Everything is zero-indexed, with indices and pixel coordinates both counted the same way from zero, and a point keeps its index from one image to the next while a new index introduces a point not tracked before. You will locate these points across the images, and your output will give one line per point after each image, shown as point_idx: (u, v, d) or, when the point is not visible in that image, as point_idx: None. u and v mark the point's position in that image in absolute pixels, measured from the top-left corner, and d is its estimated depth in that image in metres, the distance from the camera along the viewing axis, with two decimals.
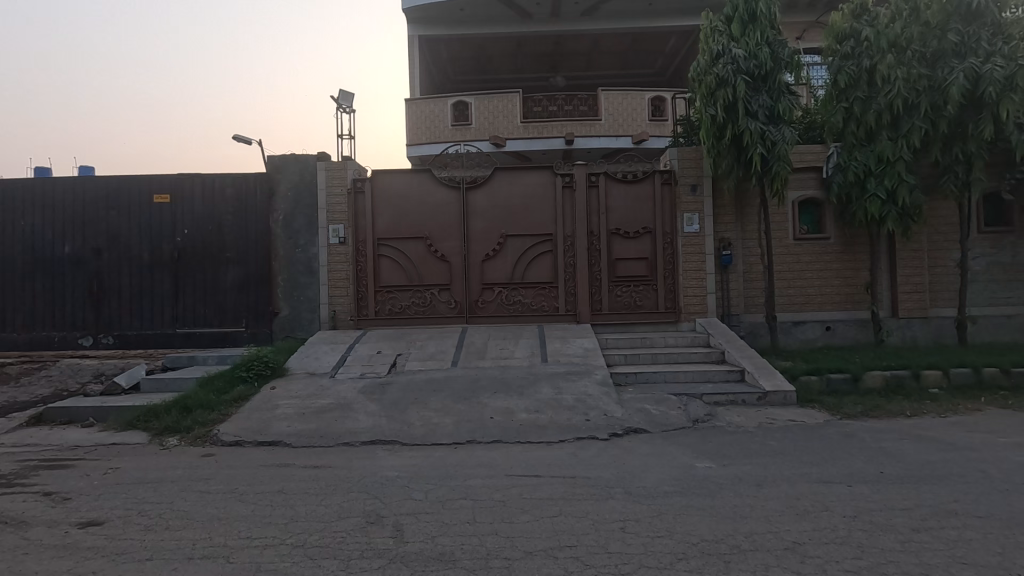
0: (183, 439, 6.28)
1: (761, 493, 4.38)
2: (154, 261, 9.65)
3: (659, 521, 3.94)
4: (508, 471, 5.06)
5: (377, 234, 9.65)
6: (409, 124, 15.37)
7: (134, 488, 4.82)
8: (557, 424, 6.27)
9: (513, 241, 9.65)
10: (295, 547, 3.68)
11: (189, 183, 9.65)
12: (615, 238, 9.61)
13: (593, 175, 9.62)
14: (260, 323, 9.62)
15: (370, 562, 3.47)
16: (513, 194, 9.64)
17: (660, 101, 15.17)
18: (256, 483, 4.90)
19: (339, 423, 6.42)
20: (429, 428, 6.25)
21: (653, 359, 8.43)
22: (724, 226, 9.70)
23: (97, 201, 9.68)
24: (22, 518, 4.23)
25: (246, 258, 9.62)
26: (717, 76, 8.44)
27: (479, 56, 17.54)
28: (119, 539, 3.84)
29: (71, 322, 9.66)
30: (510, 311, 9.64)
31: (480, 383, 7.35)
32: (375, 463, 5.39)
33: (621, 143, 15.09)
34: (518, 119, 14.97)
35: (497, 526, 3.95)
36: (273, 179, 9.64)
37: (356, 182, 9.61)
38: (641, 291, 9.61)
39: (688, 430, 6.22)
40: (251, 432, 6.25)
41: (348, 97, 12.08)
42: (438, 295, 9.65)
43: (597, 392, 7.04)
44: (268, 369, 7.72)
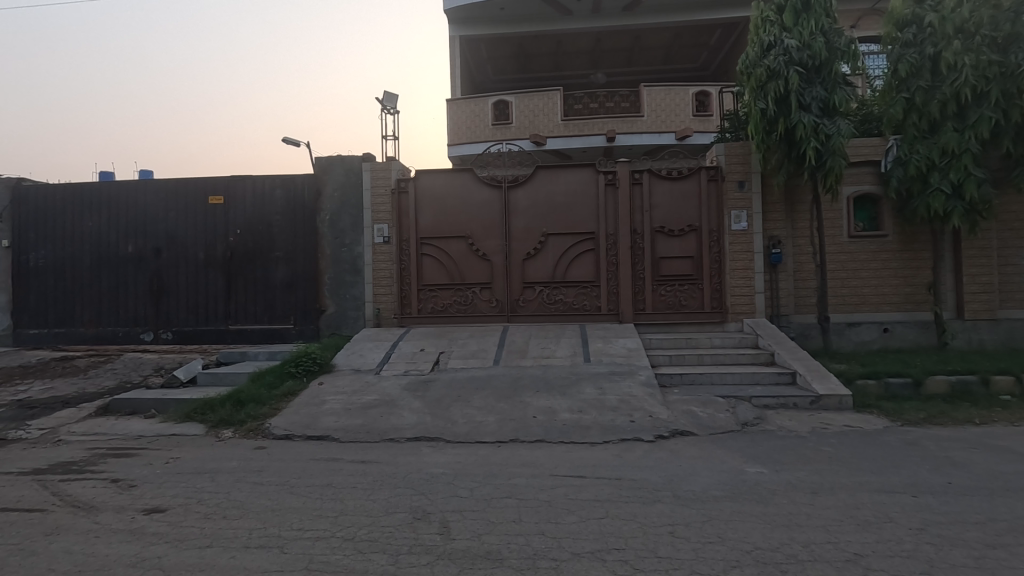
0: (237, 431, 6.51)
1: (817, 501, 4.21)
2: (208, 260, 10.06)
3: (709, 527, 3.84)
4: (552, 472, 5.03)
5: (420, 233, 9.78)
6: (450, 123, 15.49)
7: (193, 477, 5.04)
8: (601, 425, 6.20)
9: (554, 239, 9.60)
10: (345, 541, 3.75)
11: (241, 185, 10.01)
12: (659, 236, 9.43)
13: (637, 173, 9.46)
14: (308, 320, 9.90)
15: (418, 558, 3.50)
16: (555, 192, 9.59)
17: (705, 96, 14.83)
18: (306, 476, 5.03)
19: (384, 419, 6.53)
20: (472, 426, 6.29)
21: (698, 360, 8.24)
22: (774, 224, 9.40)
23: (156, 203, 10.16)
24: (93, 503, 4.48)
25: (295, 257, 9.92)
26: (768, 68, 8.14)
27: (519, 55, 17.55)
28: (181, 526, 4.01)
29: (133, 318, 10.18)
30: (551, 310, 9.58)
31: (522, 382, 7.34)
32: (419, 460, 5.45)
33: (663, 140, 14.83)
34: (558, 117, 14.90)
35: (543, 526, 3.93)
36: (320, 181, 9.90)
37: (400, 182, 9.77)
38: (686, 290, 9.41)
39: (737, 433, 6.03)
40: (300, 426, 6.43)
41: (392, 98, 12.30)
42: (480, 293, 9.70)
43: (641, 393, 6.93)
44: (316, 365, 7.93)
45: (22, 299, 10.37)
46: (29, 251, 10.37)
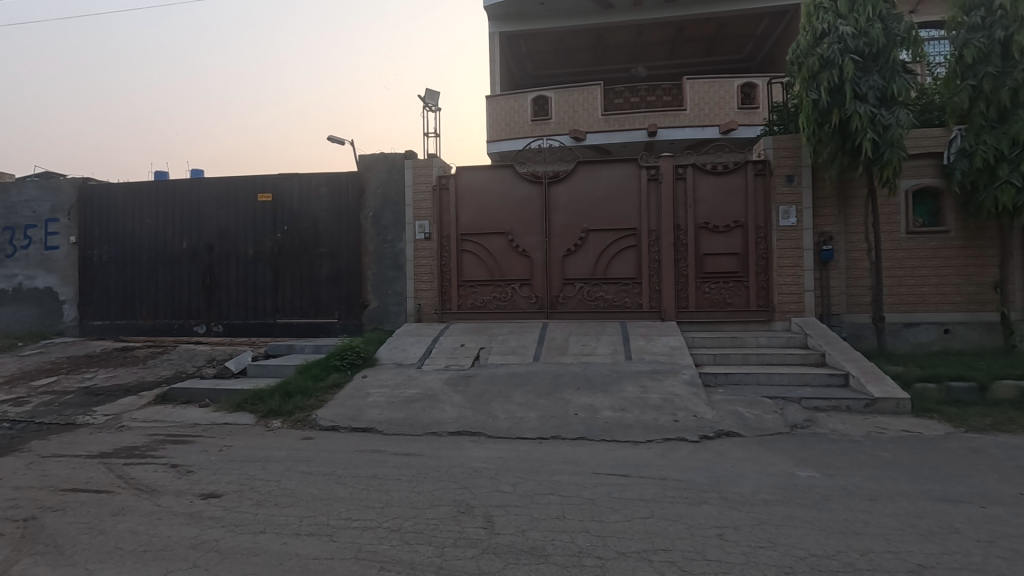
0: (286, 421, 6.71)
1: (875, 509, 4.03)
2: (257, 256, 10.40)
3: (760, 531, 3.73)
4: (594, 470, 4.99)
5: (460, 229, 9.84)
6: (490, 120, 15.52)
7: (245, 465, 5.22)
8: (644, 424, 6.10)
9: (595, 236, 9.50)
10: (392, 532, 3.81)
11: (288, 182, 10.31)
12: (703, 232, 9.22)
13: (681, 167, 9.27)
14: (351, 315, 10.14)
15: (463, 551, 3.53)
16: (596, 188, 9.50)
17: (751, 88, 14.39)
18: (352, 467, 5.14)
19: (426, 413, 6.62)
20: (514, 422, 6.30)
21: (744, 360, 8.02)
22: (826, 219, 9.06)
23: (209, 201, 10.57)
24: (154, 486, 4.71)
25: (339, 253, 10.16)
26: (820, 57, 7.81)
27: (558, 50, 17.42)
28: (236, 511, 4.17)
29: (187, 311, 10.64)
30: (591, 307, 9.49)
31: (562, 379, 7.30)
32: (461, 454, 5.49)
33: (707, 134, 14.49)
34: (598, 112, 14.74)
35: (587, 524, 3.90)
36: (364, 178, 10.10)
37: (441, 179, 9.86)
38: (731, 288, 9.17)
39: (786, 435, 5.83)
40: (346, 418, 6.59)
41: (434, 95, 12.42)
42: (519, 289, 9.69)
43: (684, 392, 6.79)
44: (360, 359, 8.10)
45: (87, 292, 10.98)
46: (93, 247, 10.96)
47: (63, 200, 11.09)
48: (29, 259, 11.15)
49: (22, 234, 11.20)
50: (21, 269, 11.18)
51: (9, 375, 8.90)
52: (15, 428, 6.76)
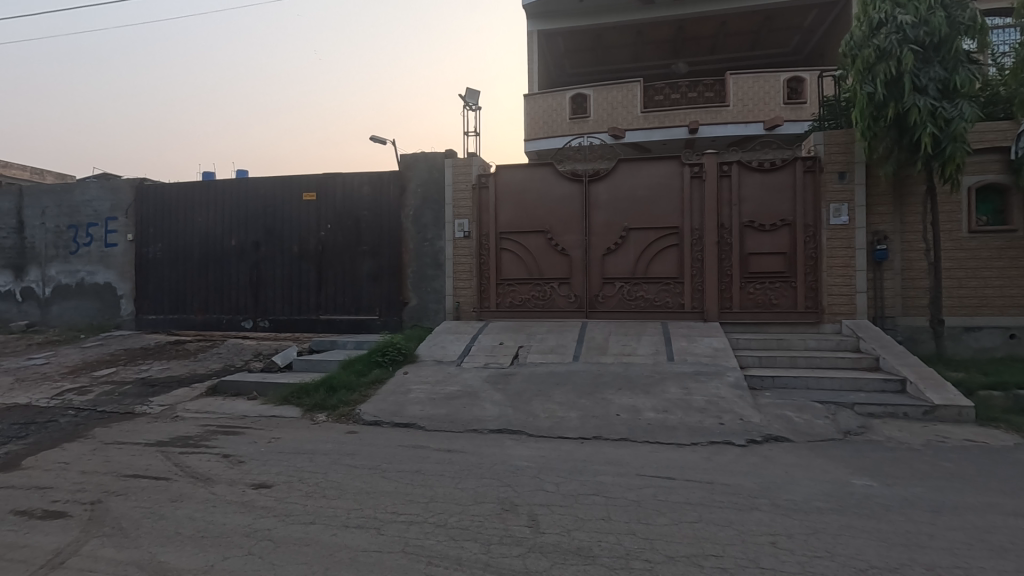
0: (330, 415, 6.86)
1: (940, 521, 3.83)
2: (301, 254, 10.67)
3: (815, 540, 3.60)
4: (638, 471, 4.91)
5: (499, 227, 9.84)
6: (528, 118, 15.50)
7: (293, 457, 5.36)
8: (688, 427, 5.98)
9: (636, 234, 9.37)
10: (438, 527, 3.84)
11: (332, 181, 10.54)
12: (748, 230, 8.97)
13: (726, 164, 9.04)
14: (391, 311, 10.29)
15: (510, 549, 3.53)
16: (637, 186, 9.37)
17: (798, 83, 13.95)
18: (396, 462, 5.21)
19: (467, 410, 6.66)
20: (555, 421, 6.27)
21: (791, 363, 7.76)
22: (879, 218, 8.71)
23: (257, 199, 10.90)
24: (209, 475, 4.88)
25: (380, 251, 10.33)
26: (877, 48, 7.48)
27: (597, 47, 17.25)
28: (286, 501, 4.28)
29: (235, 307, 11.00)
30: (631, 307, 9.36)
31: (603, 380, 7.23)
32: (503, 452, 5.49)
33: (751, 130, 14.11)
34: (638, 109, 14.52)
35: (634, 526, 3.83)
36: (405, 177, 10.23)
37: (481, 177, 9.89)
38: (777, 288, 8.90)
39: (838, 442, 5.61)
40: (388, 413, 6.69)
41: (474, 94, 12.48)
42: (558, 288, 9.63)
43: (730, 394, 6.62)
44: (401, 355, 8.22)
45: (143, 288, 11.47)
46: (148, 244, 11.44)
47: (122, 200, 11.62)
48: (90, 256, 11.74)
49: (85, 232, 11.79)
50: (83, 265, 11.79)
51: (73, 366, 9.39)
52: (79, 416, 7.11)
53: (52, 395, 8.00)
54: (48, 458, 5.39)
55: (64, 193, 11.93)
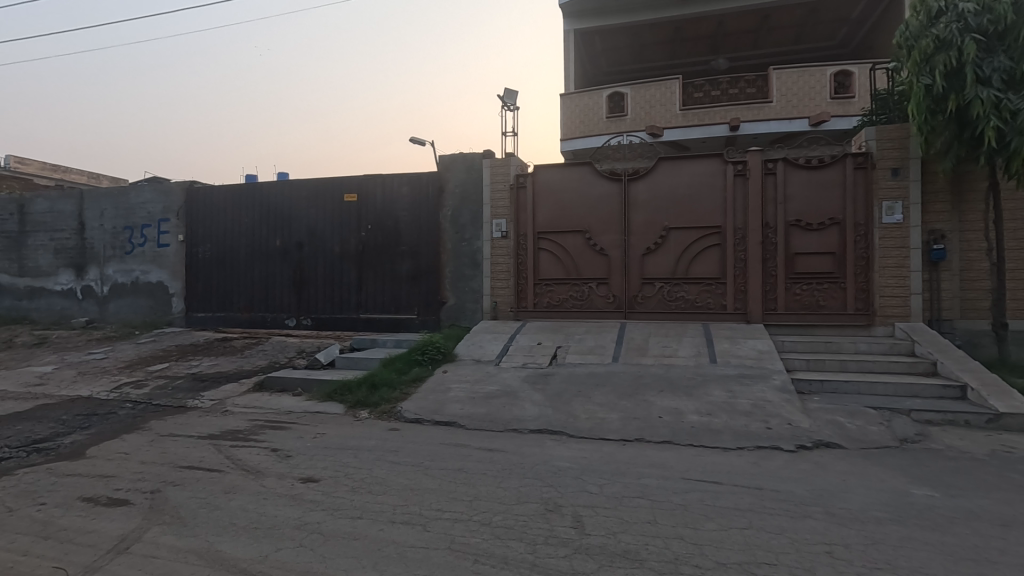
0: (372, 412, 6.97)
1: (1010, 535, 3.62)
2: (343, 254, 10.90)
3: (875, 551, 3.45)
4: (683, 475, 4.82)
5: (537, 227, 9.80)
6: (564, 118, 15.43)
7: (338, 452, 5.47)
8: (734, 430, 5.84)
9: (676, 234, 9.20)
10: (482, 525, 3.85)
11: (373, 183, 10.72)
12: (794, 230, 8.71)
13: (771, 162, 8.80)
14: (429, 311, 10.40)
15: (555, 550, 3.50)
16: (678, 184, 9.21)
17: (845, 76, 13.46)
18: (438, 460, 5.26)
19: (506, 410, 6.66)
20: (595, 423, 6.21)
21: (841, 367, 7.49)
22: (936, 216, 8.32)
23: (300, 201, 11.17)
24: (259, 468, 5.03)
25: (419, 251, 10.46)
26: (936, 38, 7.15)
27: (634, 44, 17.04)
28: (334, 496, 4.37)
29: (279, 305, 11.30)
30: (671, 307, 9.20)
31: (643, 381, 7.13)
32: (544, 452, 5.48)
33: (795, 126, 13.69)
34: (677, 107, 14.27)
35: (681, 530, 3.76)
36: (443, 178, 10.34)
37: (518, 177, 9.89)
38: (825, 289, 8.60)
39: (894, 450, 5.38)
40: (428, 411, 6.76)
41: (512, 94, 12.50)
42: (596, 289, 9.53)
43: (777, 398, 6.43)
44: (440, 354, 8.29)
45: (192, 287, 11.92)
46: (198, 244, 11.88)
47: (173, 202, 12.10)
48: (144, 256, 12.27)
49: (139, 233, 12.33)
50: (137, 265, 12.34)
51: (129, 361, 9.83)
52: (136, 409, 7.43)
53: (111, 388, 8.39)
54: (110, 449, 5.65)
55: (120, 196, 12.50)
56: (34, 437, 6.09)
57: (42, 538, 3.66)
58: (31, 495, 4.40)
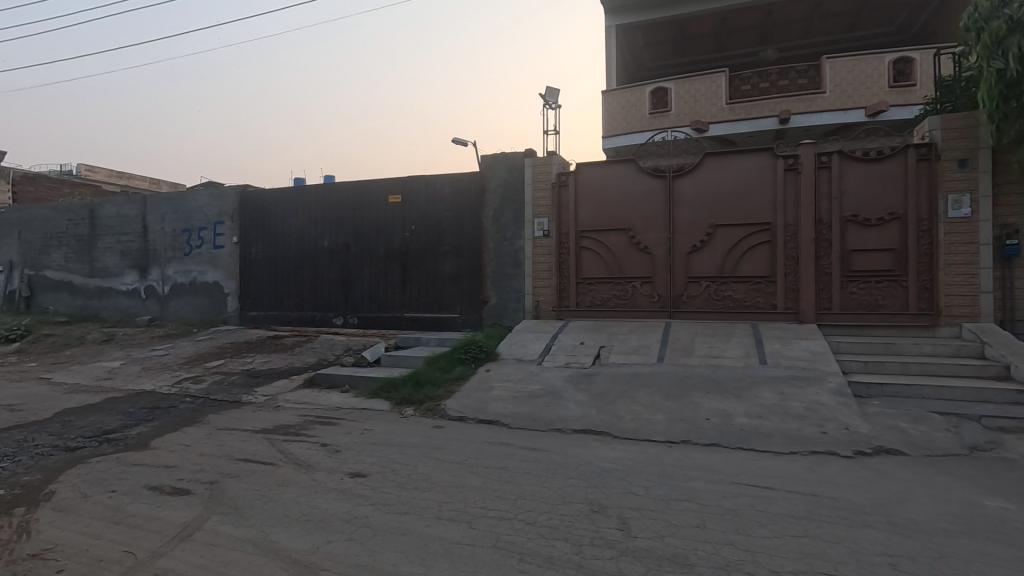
0: (417, 410, 7.08)
1: None
2: (387, 254, 11.12)
3: (943, 565, 3.25)
4: (733, 479, 4.68)
5: (579, 226, 9.72)
6: (606, 115, 15.25)
7: (385, 448, 5.58)
8: (786, 434, 5.63)
9: (723, 231, 8.95)
10: (527, 524, 3.84)
11: (416, 183, 10.89)
12: (851, 225, 8.33)
13: (825, 155, 8.44)
14: (472, 310, 10.48)
15: (601, 551, 3.46)
16: (725, 180, 8.95)
17: (906, 63, 12.77)
18: (482, 458, 5.29)
19: (550, 409, 6.64)
20: (640, 424, 6.11)
21: (903, 370, 7.11)
22: (1009, 209, 7.80)
23: (347, 203, 11.46)
24: (310, 462, 5.19)
25: (462, 250, 10.55)
26: (1009, 19, 6.67)
27: (678, 38, 16.68)
28: (381, 491, 4.45)
29: (327, 304, 11.63)
30: (718, 307, 8.96)
31: (690, 382, 6.97)
32: (588, 453, 5.43)
33: (850, 117, 13.10)
34: (723, 101, 13.88)
35: (731, 536, 3.65)
36: (485, 178, 10.40)
37: (560, 176, 9.83)
38: (885, 288, 8.19)
39: (963, 458, 5.07)
40: (472, 410, 6.82)
41: (553, 93, 12.44)
42: (640, 288, 9.38)
43: (833, 401, 6.16)
44: (483, 353, 8.33)
45: (246, 287, 12.41)
46: (251, 246, 12.35)
47: (227, 205, 12.62)
48: (201, 257, 12.86)
49: (196, 235, 12.93)
50: (195, 265, 12.94)
51: (188, 357, 10.33)
52: (196, 403, 7.80)
53: (173, 383, 8.84)
54: (172, 440, 5.94)
55: (179, 200, 13.13)
56: (104, 427, 6.48)
57: (113, 523, 3.88)
58: (102, 483, 4.68)
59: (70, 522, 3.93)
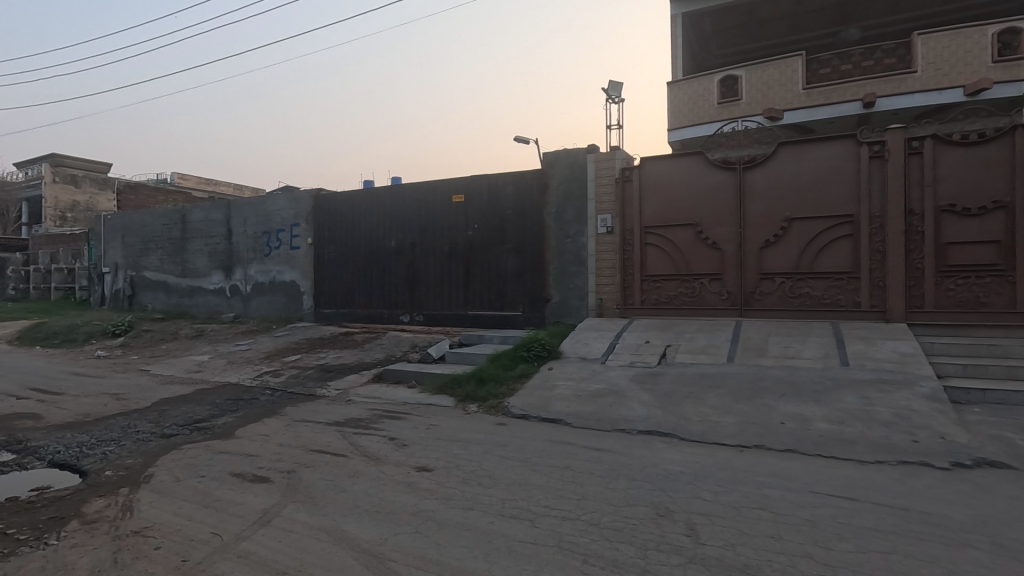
0: (480, 406, 7.18)
1: None
2: (451, 253, 11.33)
3: None
4: (811, 488, 4.41)
5: (643, 222, 9.48)
6: (672, 107, 14.80)
7: (450, 444, 5.69)
8: (872, 442, 5.25)
9: (800, 224, 8.46)
10: (591, 525, 3.80)
11: (479, 183, 11.02)
12: (946, 216, 7.65)
13: (916, 140, 7.81)
14: (534, 307, 10.47)
15: (668, 557, 3.36)
16: (802, 170, 8.46)
17: (1012, 35, 11.56)
18: (545, 456, 5.28)
19: (614, 409, 6.53)
20: (709, 426, 5.89)
21: (1009, 374, 6.45)
22: None
23: (412, 204, 11.78)
24: (379, 455, 5.38)
25: (524, 249, 10.58)
26: None
27: (749, 23, 15.91)
28: (446, 486, 4.54)
29: (394, 302, 12.01)
30: (794, 305, 8.47)
31: (762, 384, 6.63)
32: (654, 455, 5.29)
33: (946, 98, 12.00)
34: (799, 86, 13.11)
35: (810, 548, 3.44)
36: (548, 175, 10.37)
37: (624, 171, 9.63)
38: (986, 284, 7.48)
39: None
40: (535, 408, 6.83)
41: (616, 86, 12.22)
42: (709, 285, 9.03)
43: (926, 408, 5.67)
44: (546, 351, 8.31)
45: (320, 285, 13.03)
46: (324, 246, 12.96)
47: (302, 208, 13.30)
48: (280, 258, 13.63)
49: (275, 237, 13.71)
50: (274, 266, 13.73)
51: (268, 352, 10.99)
52: (275, 396, 8.28)
53: (254, 377, 9.43)
54: (254, 430, 6.34)
55: (260, 204, 13.98)
56: (195, 417, 7.01)
57: (202, 506, 4.19)
58: (193, 468, 5.06)
59: (167, 503, 4.28)
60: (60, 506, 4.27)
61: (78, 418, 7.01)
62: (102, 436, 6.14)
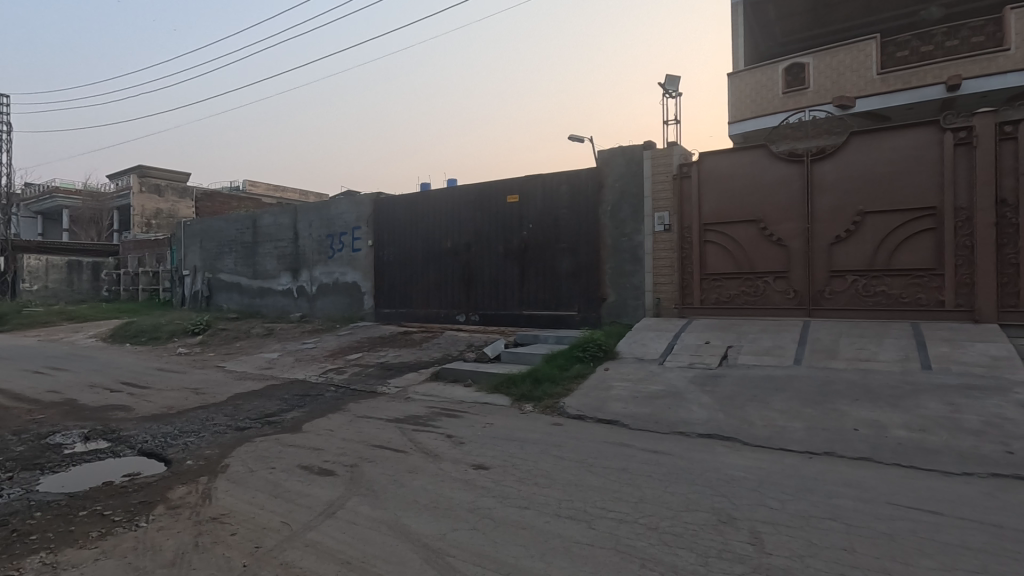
0: (536, 406, 7.19)
1: None
2: (506, 253, 11.41)
3: None
4: (889, 499, 4.13)
5: (703, 219, 9.19)
6: (733, 98, 14.27)
7: (506, 443, 5.73)
8: (958, 453, 4.86)
9: (875, 218, 7.96)
10: (649, 529, 3.73)
11: (534, 183, 11.04)
12: None
13: (1008, 125, 7.19)
14: (589, 307, 10.38)
15: (730, 565, 3.25)
16: (877, 161, 7.96)
17: None
18: (601, 457, 5.22)
19: (672, 411, 6.38)
20: (775, 431, 5.64)
21: None
22: None
23: (468, 205, 11.95)
24: (437, 452, 5.49)
25: (578, 248, 10.51)
26: None
27: (818, 6, 15.10)
28: (502, 484, 4.58)
29: (451, 302, 12.22)
30: (868, 304, 7.98)
31: (833, 388, 6.28)
32: (715, 459, 5.13)
33: None
34: (874, 72, 12.32)
35: (887, 564, 3.24)
36: (603, 173, 10.26)
37: (683, 167, 9.38)
38: None
39: None
40: (591, 408, 6.77)
41: (674, 80, 11.92)
42: (773, 283, 8.65)
43: (1021, 417, 5.19)
44: (602, 352, 8.22)
45: (380, 286, 13.45)
46: (383, 248, 13.36)
47: (363, 212, 13.77)
48: (342, 259, 14.18)
49: (338, 240, 14.27)
50: (337, 267, 14.30)
51: (332, 350, 11.45)
52: (338, 392, 8.62)
53: (320, 374, 9.86)
54: (319, 425, 6.63)
55: (323, 208, 14.59)
56: (266, 411, 7.41)
57: (273, 496, 4.43)
58: (264, 459, 5.35)
59: (241, 492, 4.55)
60: (149, 491, 4.63)
61: (163, 410, 7.57)
62: (184, 428, 6.60)
